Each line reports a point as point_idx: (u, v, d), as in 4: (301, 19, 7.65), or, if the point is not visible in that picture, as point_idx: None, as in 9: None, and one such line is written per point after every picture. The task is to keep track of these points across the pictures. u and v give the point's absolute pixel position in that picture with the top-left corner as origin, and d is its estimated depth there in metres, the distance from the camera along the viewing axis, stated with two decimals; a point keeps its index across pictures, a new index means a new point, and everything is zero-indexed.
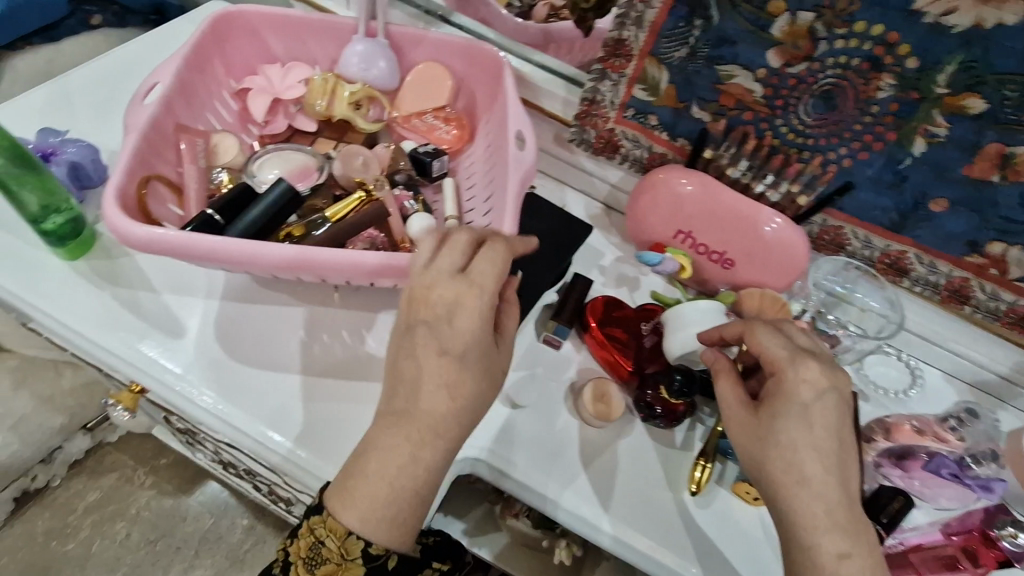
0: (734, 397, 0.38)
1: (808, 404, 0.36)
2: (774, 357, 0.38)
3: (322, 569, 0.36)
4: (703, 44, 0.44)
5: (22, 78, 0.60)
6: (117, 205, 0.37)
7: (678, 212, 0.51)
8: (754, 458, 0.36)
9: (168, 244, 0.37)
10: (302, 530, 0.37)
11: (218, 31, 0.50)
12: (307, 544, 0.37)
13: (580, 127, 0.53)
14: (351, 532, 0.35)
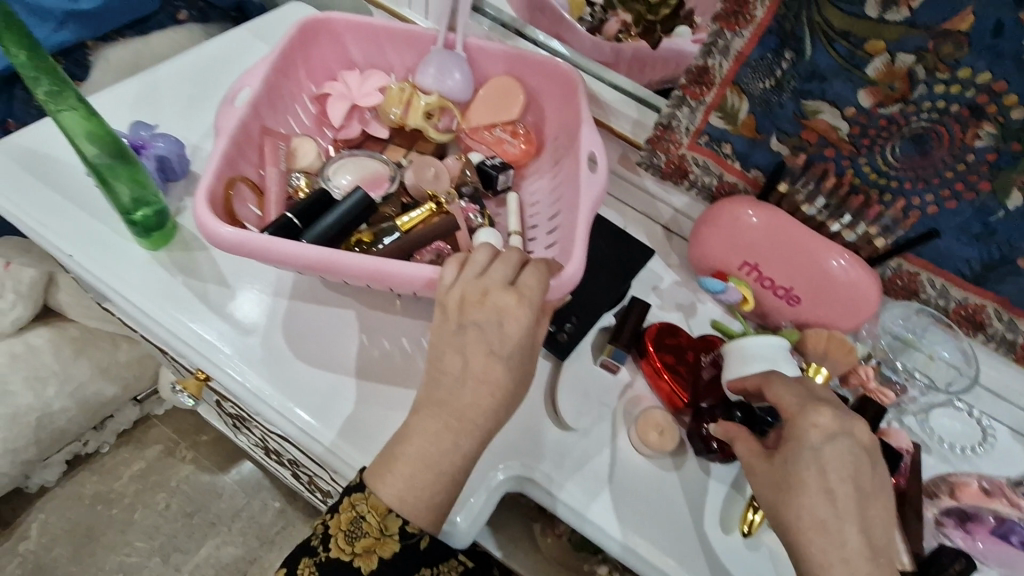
0: (752, 445, 0.39)
1: (819, 448, 0.36)
2: (788, 405, 0.38)
3: (361, 543, 0.37)
4: (791, 77, 0.43)
5: (112, 68, 0.63)
6: (208, 208, 0.39)
7: (747, 244, 0.50)
8: (771, 501, 0.36)
9: (254, 248, 0.38)
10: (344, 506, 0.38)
11: (304, 36, 0.51)
12: (348, 519, 0.37)
13: (651, 150, 0.53)
14: (391, 512, 0.37)
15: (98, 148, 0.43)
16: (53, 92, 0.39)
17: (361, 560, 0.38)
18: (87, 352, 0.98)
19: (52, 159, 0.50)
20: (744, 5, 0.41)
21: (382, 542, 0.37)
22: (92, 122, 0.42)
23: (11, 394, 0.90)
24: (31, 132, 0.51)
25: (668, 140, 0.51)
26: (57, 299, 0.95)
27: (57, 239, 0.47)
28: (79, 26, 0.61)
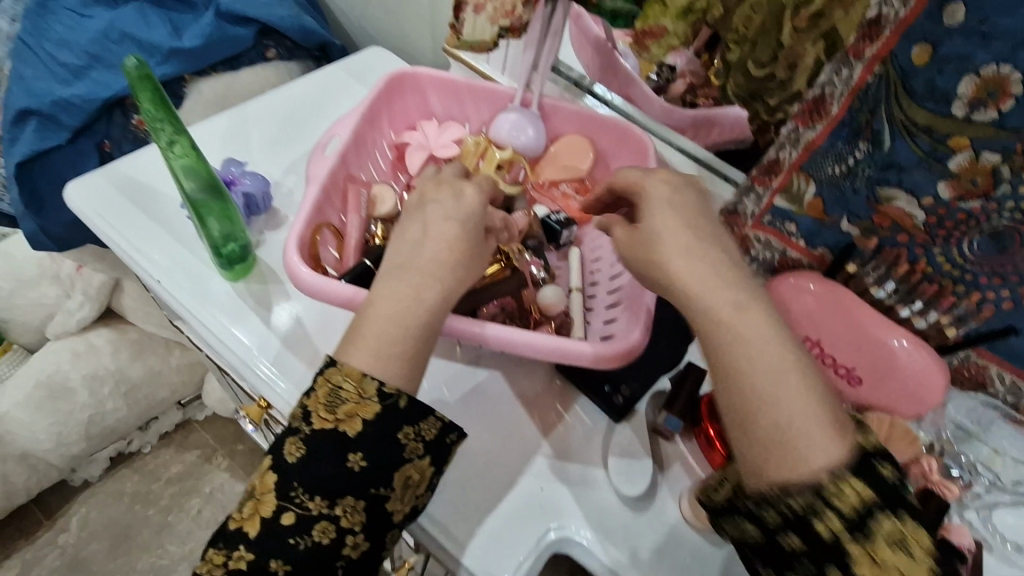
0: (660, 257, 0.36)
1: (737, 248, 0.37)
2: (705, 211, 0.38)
3: (343, 409, 0.35)
4: (866, 166, 0.42)
5: (204, 101, 0.67)
6: (296, 254, 0.41)
7: (808, 318, 0.49)
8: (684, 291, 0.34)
9: (338, 294, 0.40)
10: (318, 382, 0.36)
11: (390, 89, 0.55)
12: (325, 392, 0.36)
13: (714, 231, 0.54)
14: (367, 377, 0.35)
15: (197, 187, 0.45)
16: (171, 140, 0.42)
17: (344, 427, 0.35)
18: (142, 356, 1.02)
19: (148, 188, 0.54)
20: (820, 104, 0.42)
21: (362, 405, 0.35)
22: (196, 164, 0.44)
23: (72, 392, 0.96)
24: (133, 162, 0.55)
25: (735, 225, 0.52)
26: (119, 303, 0.99)
27: (147, 263, 0.50)
28: (182, 61, 0.65)
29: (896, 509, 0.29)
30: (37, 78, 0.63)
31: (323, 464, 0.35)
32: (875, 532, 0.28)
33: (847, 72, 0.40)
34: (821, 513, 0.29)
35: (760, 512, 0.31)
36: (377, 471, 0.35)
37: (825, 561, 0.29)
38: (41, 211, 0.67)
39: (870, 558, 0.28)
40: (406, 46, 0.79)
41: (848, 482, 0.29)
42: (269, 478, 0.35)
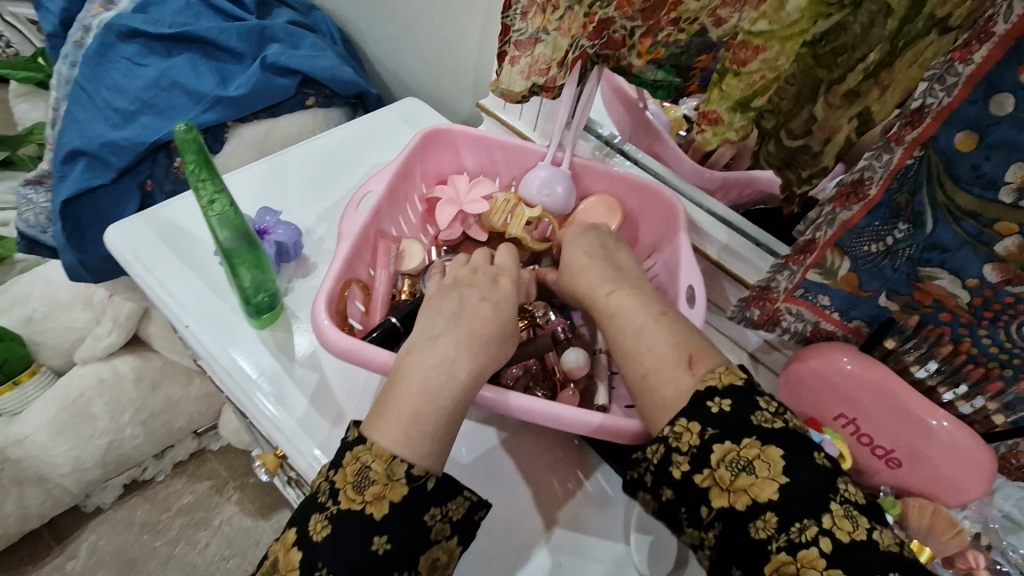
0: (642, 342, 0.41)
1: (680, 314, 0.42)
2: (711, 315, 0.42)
3: (370, 490, 0.34)
4: (907, 246, 0.42)
5: (244, 146, 0.70)
6: (324, 316, 0.41)
7: (845, 396, 0.48)
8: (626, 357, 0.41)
9: (365, 357, 0.40)
10: (347, 459, 0.35)
11: (425, 143, 0.56)
12: (353, 470, 0.34)
13: (744, 305, 0.52)
14: (396, 458, 0.35)
15: (233, 239, 0.46)
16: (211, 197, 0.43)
17: (371, 508, 0.34)
18: (164, 384, 1.03)
19: (186, 233, 0.55)
20: (859, 186, 0.41)
21: (390, 485, 0.34)
22: (233, 216, 0.45)
23: (93, 417, 0.96)
24: (172, 207, 0.57)
25: (765, 299, 0.51)
26: (146, 331, 1.01)
27: (178, 309, 0.51)
28: (225, 109, 0.68)
29: (737, 439, 0.35)
30: (91, 121, 0.67)
31: (346, 546, 0.33)
32: (714, 462, 0.35)
33: (887, 156, 0.39)
34: (673, 459, 0.36)
35: (642, 476, 0.38)
36: (402, 557, 0.34)
37: (698, 503, 0.36)
38: (80, 245, 0.69)
39: (720, 486, 0.35)
40: (440, 97, 0.82)
41: (683, 427, 0.36)
42: (293, 556, 0.34)
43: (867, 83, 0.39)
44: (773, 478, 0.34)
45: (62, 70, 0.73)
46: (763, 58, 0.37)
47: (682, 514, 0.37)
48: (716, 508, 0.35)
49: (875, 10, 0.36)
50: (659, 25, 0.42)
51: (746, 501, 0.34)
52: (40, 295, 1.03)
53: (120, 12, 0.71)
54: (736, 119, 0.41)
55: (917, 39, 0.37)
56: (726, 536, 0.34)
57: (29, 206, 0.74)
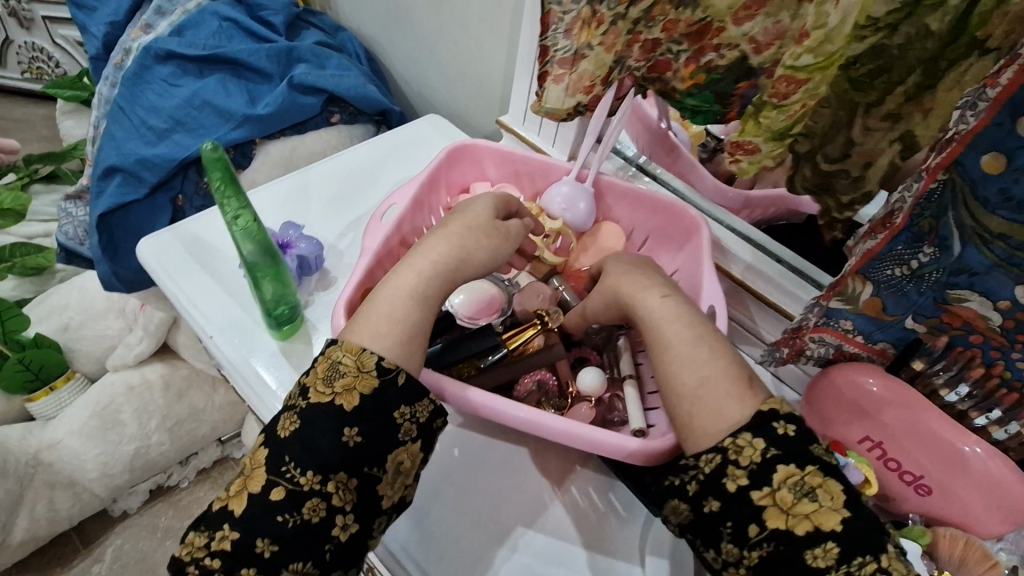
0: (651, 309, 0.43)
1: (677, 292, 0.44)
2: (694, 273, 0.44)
3: (341, 381, 0.36)
4: (936, 270, 0.40)
5: (270, 162, 0.72)
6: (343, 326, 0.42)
7: (871, 417, 0.46)
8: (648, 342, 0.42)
9: None
10: (319, 360, 0.38)
11: (451, 158, 0.57)
12: (324, 367, 0.37)
13: (773, 344, 0.52)
14: (366, 350, 0.38)
15: (255, 252, 0.47)
16: (234, 214, 0.45)
17: (342, 399, 0.36)
18: (190, 393, 1.06)
19: (213, 247, 0.57)
20: (886, 220, 0.40)
21: (361, 377, 0.37)
22: (257, 230, 0.46)
23: (122, 423, 0.99)
24: (202, 222, 0.59)
25: (795, 337, 0.49)
26: (175, 340, 1.04)
27: (203, 320, 0.52)
28: (253, 127, 0.70)
29: (802, 463, 0.34)
30: (127, 139, 0.70)
31: (318, 438, 0.35)
32: (776, 482, 0.34)
33: (916, 186, 0.38)
34: (729, 471, 0.35)
35: (684, 485, 0.37)
36: (370, 449, 0.36)
37: (747, 520, 0.34)
38: (115, 257, 0.72)
39: (780, 509, 0.34)
40: (462, 113, 0.83)
41: (746, 441, 0.35)
42: (262, 453, 0.36)
43: (908, 106, 0.39)
44: (836, 508, 0.33)
45: (103, 90, 0.77)
46: (805, 91, 0.38)
47: (725, 529, 0.35)
48: (771, 529, 0.34)
49: (915, 33, 0.36)
50: (703, 50, 0.43)
51: (806, 527, 0.33)
52: (76, 303, 1.08)
53: (158, 36, 0.74)
54: (773, 149, 0.42)
55: (959, 61, 0.36)
56: (776, 557, 0.33)
57: (68, 219, 0.78)
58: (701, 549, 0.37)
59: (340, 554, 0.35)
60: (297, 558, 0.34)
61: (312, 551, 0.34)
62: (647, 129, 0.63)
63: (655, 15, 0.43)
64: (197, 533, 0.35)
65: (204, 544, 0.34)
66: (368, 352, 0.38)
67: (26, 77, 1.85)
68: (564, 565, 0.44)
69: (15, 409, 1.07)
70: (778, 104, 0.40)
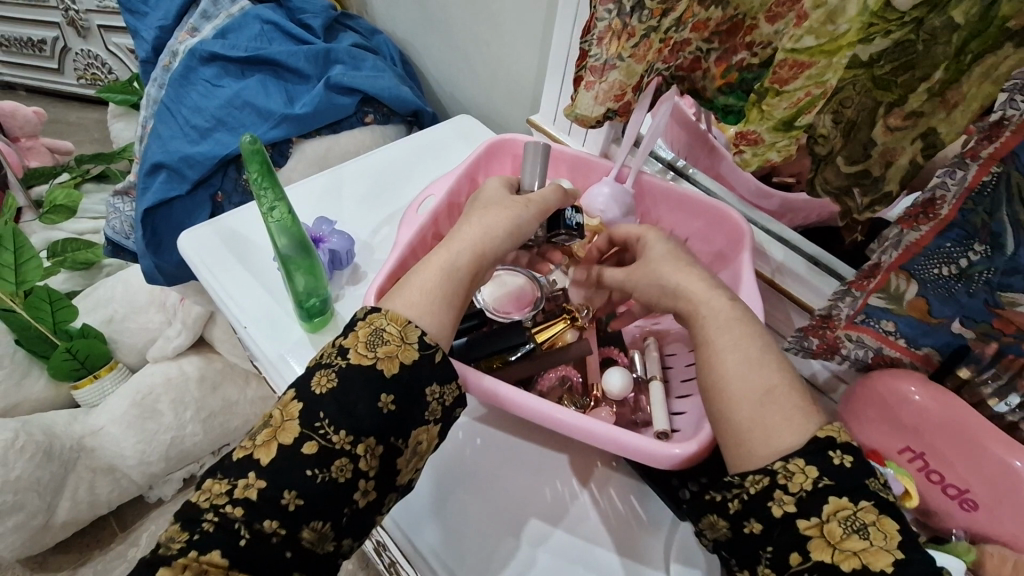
0: (723, 310, 0.40)
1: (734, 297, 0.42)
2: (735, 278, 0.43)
3: (383, 348, 0.37)
4: (986, 270, 0.38)
5: (306, 160, 0.74)
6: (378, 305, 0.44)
7: (910, 427, 0.44)
8: (706, 351, 0.39)
9: None
10: (360, 324, 0.38)
11: (490, 153, 0.58)
12: (366, 332, 0.37)
13: (802, 334, 0.51)
14: (411, 324, 0.38)
15: (289, 246, 0.48)
16: (271, 206, 0.46)
17: (382, 364, 0.37)
18: (224, 386, 1.09)
19: (248, 240, 0.59)
20: (929, 206, 0.40)
21: (403, 348, 0.37)
22: (291, 223, 0.48)
23: (159, 413, 1.03)
24: (239, 216, 0.60)
25: (826, 327, 0.49)
26: (211, 333, 1.08)
27: (236, 311, 0.54)
28: (290, 126, 0.72)
29: (856, 498, 0.32)
30: (172, 138, 0.73)
31: (355, 400, 0.36)
32: (825, 514, 0.32)
33: (962, 173, 0.37)
34: (775, 496, 0.33)
35: (726, 503, 0.36)
36: (400, 420, 0.37)
37: (789, 547, 0.32)
38: (158, 250, 0.75)
39: (826, 541, 0.31)
40: (493, 114, 0.84)
41: (798, 467, 0.33)
42: (294, 406, 0.36)
43: (930, 103, 0.37)
44: (890, 550, 0.30)
45: (151, 91, 0.80)
46: (808, 75, 0.38)
47: (764, 554, 0.33)
48: (814, 561, 0.31)
49: (939, 27, 0.35)
50: (734, 49, 0.45)
51: (854, 565, 0.30)
52: (121, 297, 1.13)
53: (203, 39, 0.77)
54: (779, 139, 0.42)
55: (987, 53, 0.35)
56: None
57: (116, 214, 0.81)
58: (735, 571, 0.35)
59: (355, 519, 0.36)
60: (319, 517, 0.34)
61: (330, 513, 0.35)
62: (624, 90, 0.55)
63: (685, 19, 0.42)
64: (214, 480, 0.35)
65: (224, 491, 0.34)
66: (412, 326, 0.39)
67: (81, 83, 1.96)
68: (589, 563, 0.43)
69: (62, 395, 1.12)
70: (779, 91, 0.40)
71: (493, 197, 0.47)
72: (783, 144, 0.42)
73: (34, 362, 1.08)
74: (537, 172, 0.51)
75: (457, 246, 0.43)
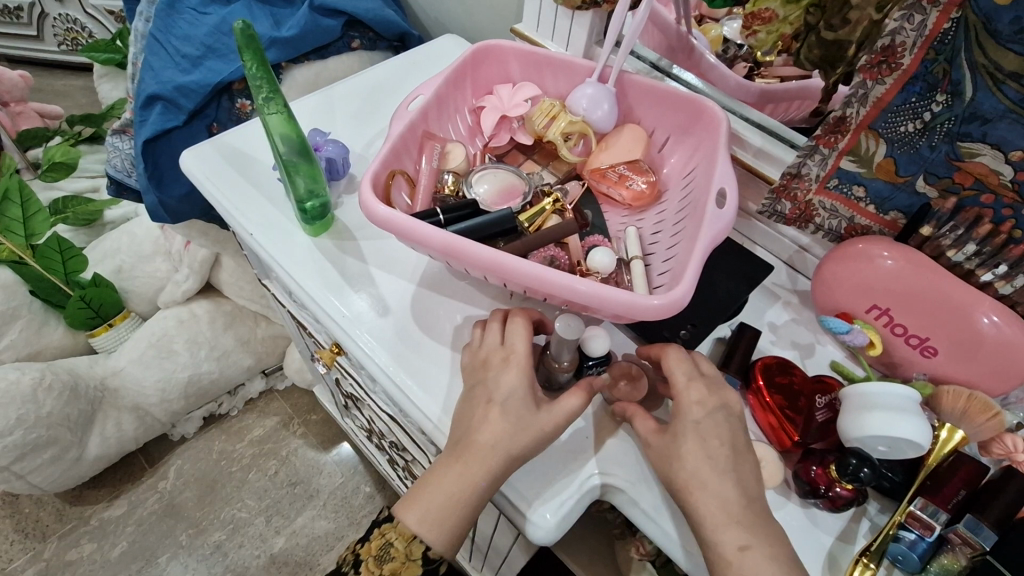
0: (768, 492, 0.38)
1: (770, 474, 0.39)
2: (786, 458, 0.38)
3: (388, 567, 0.46)
4: (945, 121, 0.41)
5: (297, 86, 0.75)
6: (369, 190, 0.45)
7: (876, 286, 0.47)
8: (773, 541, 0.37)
9: (399, 226, 0.44)
10: (372, 536, 0.49)
11: (477, 58, 0.59)
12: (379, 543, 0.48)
13: (774, 199, 0.52)
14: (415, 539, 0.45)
15: (290, 150, 0.50)
16: (267, 97, 0.47)
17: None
18: (234, 326, 1.13)
19: (248, 156, 0.61)
20: (890, 55, 0.41)
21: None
22: (291, 128, 0.50)
23: (175, 352, 1.07)
24: (236, 134, 0.62)
25: (797, 187, 0.51)
26: (218, 278, 1.11)
27: (243, 222, 0.56)
28: (278, 50, 0.73)
29: None
30: (164, 68, 0.74)
31: None
32: None
33: (920, 18, 0.39)
34: None
35: None
36: None
37: None
38: (161, 185, 0.78)
39: None
40: (478, 36, 0.84)
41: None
42: None
43: None
44: None
45: (139, 26, 0.80)
46: None
47: None
48: None
49: None
50: None
51: None
52: (127, 247, 1.15)
53: None
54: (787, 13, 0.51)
55: None
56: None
57: (116, 153, 0.83)
58: None
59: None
60: None
61: None
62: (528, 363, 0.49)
63: None
64: None
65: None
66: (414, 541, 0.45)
67: (63, 49, 1.94)
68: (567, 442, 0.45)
69: (80, 343, 1.17)
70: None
71: (517, 411, 0.42)
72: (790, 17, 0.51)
73: (50, 311, 1.12)
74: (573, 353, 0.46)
75: (487, 437, 0.41)
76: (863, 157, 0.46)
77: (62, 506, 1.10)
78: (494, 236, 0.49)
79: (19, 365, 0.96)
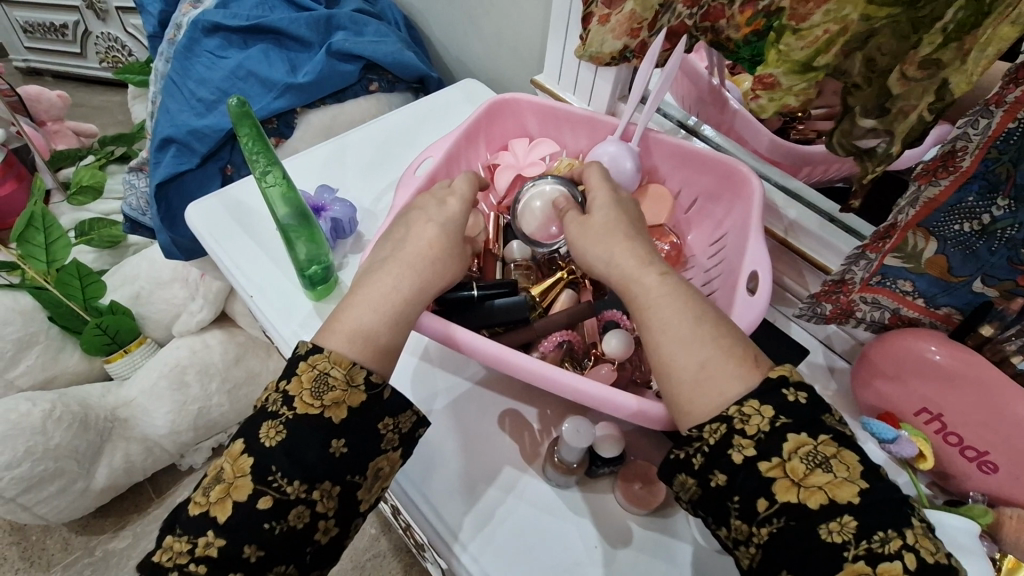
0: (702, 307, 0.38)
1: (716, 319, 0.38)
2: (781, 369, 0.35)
3: (330, 395, 0.36)
4: (1008, 224, 0.37)
5: (312, 131, 0.74)
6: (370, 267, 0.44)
7: (931, 387, 0.42)
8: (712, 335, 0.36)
9: None
10: (302, 368, 0.37)
11: (492, 113, 0.57)
12: (309, 378, 0.36)
13: (813, 300, 0.48)
14: (356, 365, 0.37)
15: (289, 214, 0.48)
16: (264, 169, 0.47)
17: (330, 412, 0.36)
18: (247, 358, 1.12)
19: (255, 211, 0.59)
20: (948, 159, 0.36)
21: (236, 485, 0.35)
22: (287, 190, 0.48)
23: (187, 384, 1.06)
24: (243, 189, 0.61)
25: (839, 292, 0.46)
26: (232, 308, 1.10)
27: (243, 282, 0.54)
28: (294, 96, 0.72)
29: (834, 514, 0.30)
30: (179, 112, 0.73)
31: (306, 450, 0.35)
32: (786, 452, 0.32)
33: (985, 122, 0.34)
34: (735, 442, 0.33)
35: (691, 459, 0.35)
36: (355, 460, 0.36)
37: (756, 494, 0.32)
38: (173, 226, 0.76)
39: (792, 479, 0.31)
40: (501, 78, 0.81)
41: (754, 409, 0.33)
42: (244, 461, 0.35)
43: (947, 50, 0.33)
44: (853, 480, 0.31)
45: (160, 67, 0.81)
46: (827, 10, 0.35)
47: (733, 505, 0.33)
48: (781, 503, 0.31)
49: None
50: None
51: (820, 500, 0.31)
52: (145, 273, 1.15)
53: (206, 9, 0.77)
54: (795, 82, 0.38)
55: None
56: (784, 537, 0.31)
57: (132, 191, 0.83)
58: (713, 529, 0.35)
59: (319, 555, 0.36)
60: (280, 562, 0.34)
61: (292, 555, 0.35)
62: (538, 455, 0.46)
63: None
64: (174, 538, 0.35)
65: (186, 549, 0.34)
66: (358, 367, 0.38)
67: (104, 67, 1.98)
68: (561, 544, 0.42)
69: (96, 369, 1.17)
70: (796, 29, 0.37)
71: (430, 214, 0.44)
72: (799, 88, 0.38)
73: (67, 337, 1.12)
74: (576, 452, 0.42)
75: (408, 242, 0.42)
76: (913, 253, 0.41)
77: (68, 535, 1.10)
78: (503, 319, 0.46)
79: (30, 396, 0.96)
